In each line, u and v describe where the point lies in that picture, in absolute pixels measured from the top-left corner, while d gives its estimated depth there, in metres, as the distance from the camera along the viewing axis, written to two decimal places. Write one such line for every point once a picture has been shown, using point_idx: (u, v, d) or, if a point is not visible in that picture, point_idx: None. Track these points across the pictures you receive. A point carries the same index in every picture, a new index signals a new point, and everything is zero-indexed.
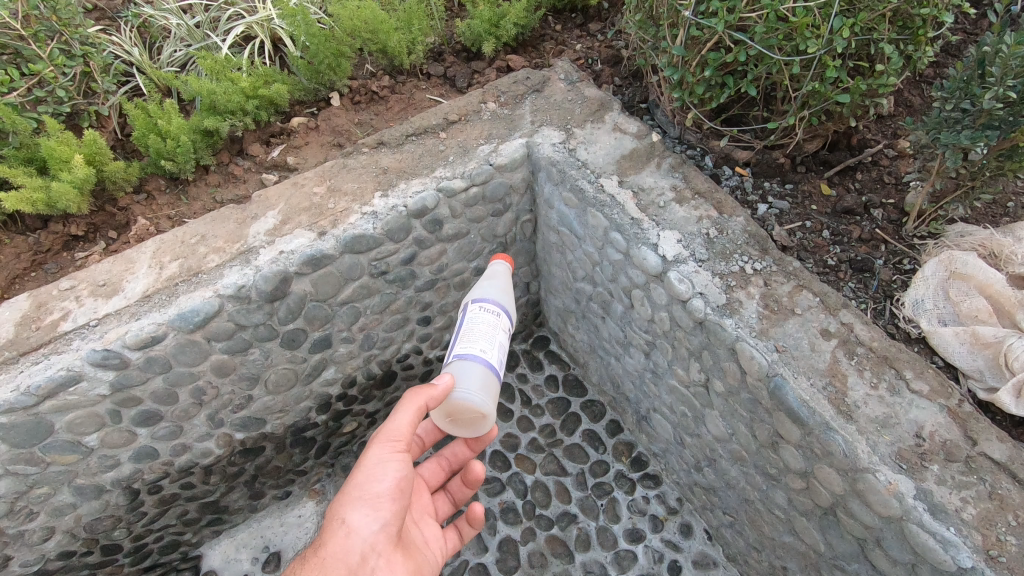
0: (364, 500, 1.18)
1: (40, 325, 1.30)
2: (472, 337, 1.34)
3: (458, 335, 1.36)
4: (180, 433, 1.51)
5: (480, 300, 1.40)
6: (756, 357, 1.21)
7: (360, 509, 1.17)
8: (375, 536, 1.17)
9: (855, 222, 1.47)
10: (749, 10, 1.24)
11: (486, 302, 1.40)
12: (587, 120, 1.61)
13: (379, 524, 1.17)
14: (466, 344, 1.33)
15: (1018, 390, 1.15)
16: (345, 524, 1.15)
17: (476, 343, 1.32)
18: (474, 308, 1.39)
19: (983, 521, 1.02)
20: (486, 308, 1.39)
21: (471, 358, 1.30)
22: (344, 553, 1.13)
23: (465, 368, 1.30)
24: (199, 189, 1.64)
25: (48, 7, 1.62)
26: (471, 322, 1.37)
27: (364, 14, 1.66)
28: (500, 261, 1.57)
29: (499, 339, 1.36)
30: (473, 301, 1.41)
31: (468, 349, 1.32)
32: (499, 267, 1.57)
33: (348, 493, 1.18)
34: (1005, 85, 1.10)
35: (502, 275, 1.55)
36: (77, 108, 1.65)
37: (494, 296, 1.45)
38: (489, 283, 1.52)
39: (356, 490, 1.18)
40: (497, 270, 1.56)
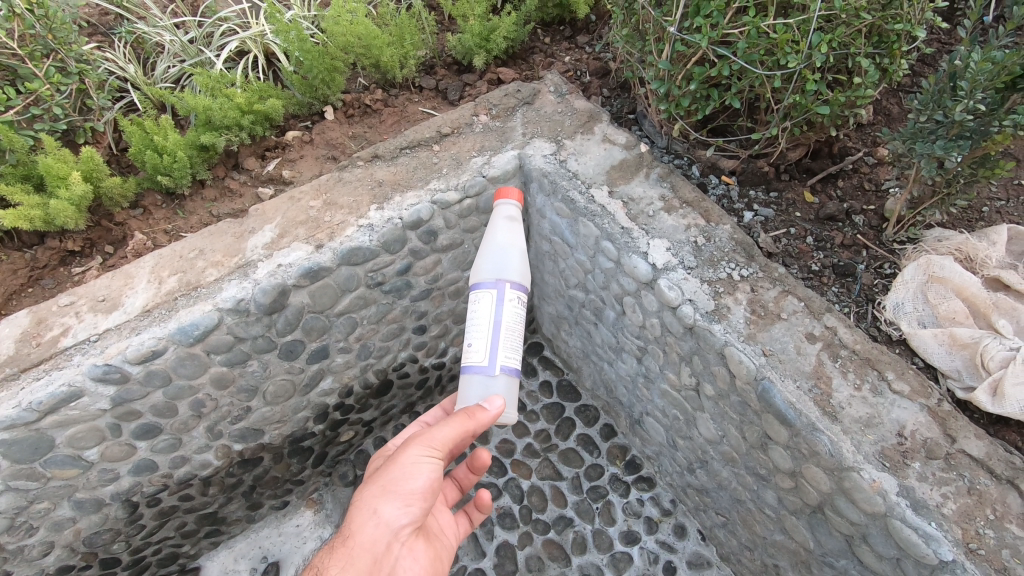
0: (398, 494, 1.20)
1: (40, 342, 1.32)
2: (512, 343, 1.41)
3: (498, 334, 1.39)
4: (179, 445, 1.52)
5: (516, 287, 1.42)
6: (744, 361, 1.25)
7: (392, 502, 1.20)
8: (402, 528, 1.21)
9: (837, 228, 1.52)
10: (731, 27, 1.28)
11: (521, 292, 1.43)
12: (577, 131, 1.65)
13: (409, 518, 1.21)
14: (510, 354, 1.40)
15: (995, 389, 1.19)
16: (377, 515, 1.18)
17: (516, 354, 1.41)
18: (512, 300, 1.41)
19: (963, 516, 1.06)
20: (520, 297, 1.43)
21: (512, 373, 1.41)
22: (375, 543, 1.16)
23: (505, 382, 1.42)
24: (195, 204, 1.66)
25: (44, 25, 1.61)
26: (510, 320, 1.40)
27: (357, 30, 1.69)
28: (512, 203, 1.50)
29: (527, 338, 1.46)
30: (510, 287, 1.41)
31: (512, 362, 1.40)
32: (511, 208, 1.51)
33: (381, 485, 1.21)
34: (975, 98, 1.15)
35: (517, 224, 1.51)
36: (73, 125, 1.68)
37: (520, 272, 1.46)
38: (509, 241, 1.49)
39: (391, 485, 1.20)
40: (513, 215, 1.51)
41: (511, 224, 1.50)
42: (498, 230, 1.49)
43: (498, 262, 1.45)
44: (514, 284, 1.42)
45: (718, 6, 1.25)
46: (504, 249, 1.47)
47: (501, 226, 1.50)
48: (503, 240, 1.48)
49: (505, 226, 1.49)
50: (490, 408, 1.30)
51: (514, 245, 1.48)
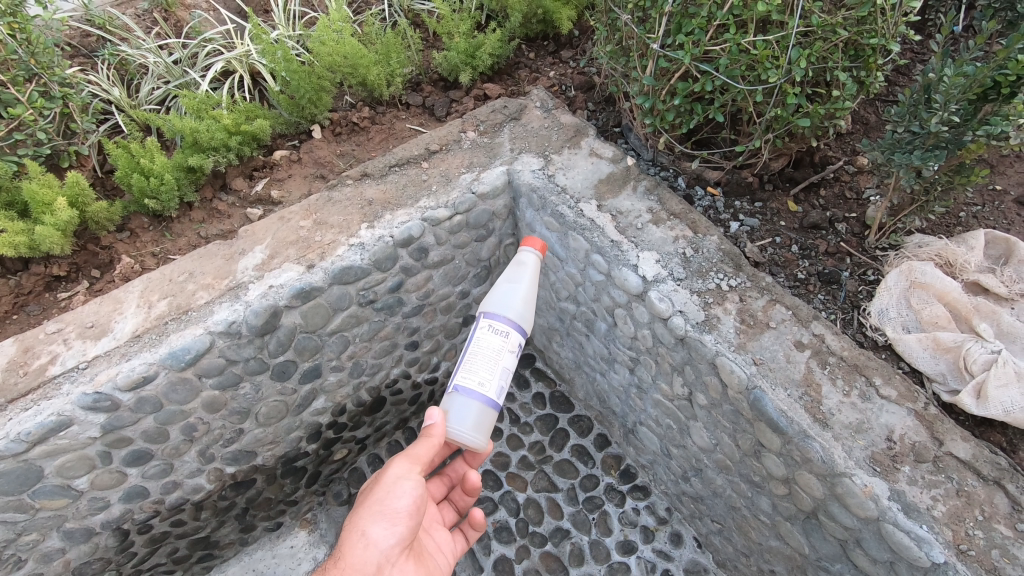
0: (384, 514, 1.19)
1: (27, 370, 1.30)
2: (474, 366, 1.34)
3: (463, 357, 1.36)
4: (171, 470, 1.50)
5: (493, 317, 1.38)
6: (735, 371, 1.26)
7: (379, 522, 1.18)
8: (391, 549, 1.18)
9: (821, 236, 1.56)
10: (713, 43, 1.31)
11: (496, 320, 1.37)
12: (564, 146, 1.67)
13: (397, 538, 1.18)
14: (466, 374, 1.33)
15: (978, 391, 1.23)
16: (365, 536, 1.16)
17: (475, 376, 1.33)
18: (485, 328, 1.37)
19: (952, 518, 1.08)
20: (497, 327, 1.37)
21: (466, 394, 1.33)
22: (363, 565, 1.14)
23: (462, 404, 1.34)
24: (183, 226, 1.66)
25: (26, 50, 1.59)
26: (479, 347, 1.35)
27: (343, 49, 1.70)
28: (530, 251, 1.48)
29: (504, 367, 1.35)
30: (485, 317, 1.39)
31: (467, 383, 1.33)
32: (529, 256, 1.48)
33: (367, 506, 1.20)
34: (949, 110, 1.19)
35: (527, 268, 1.47)
36: (57, 148, 1.67)
37: (516, 307, 1.41)
38: (515, 280, 1.45)
39: (377, 506, 1.19)
40: (526, 259, 1.48)
41: (519, 267, 1.48)
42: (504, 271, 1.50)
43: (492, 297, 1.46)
44: (492, 314, 1.39)
45: (699, 24, 1.28)
46: (506, 284, 1.45)
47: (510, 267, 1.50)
48: (510, 278, 1.47)
49: (515, 266, 1.49)
50: (431, 418, 1.30)
51: (520, 284, 1.45)
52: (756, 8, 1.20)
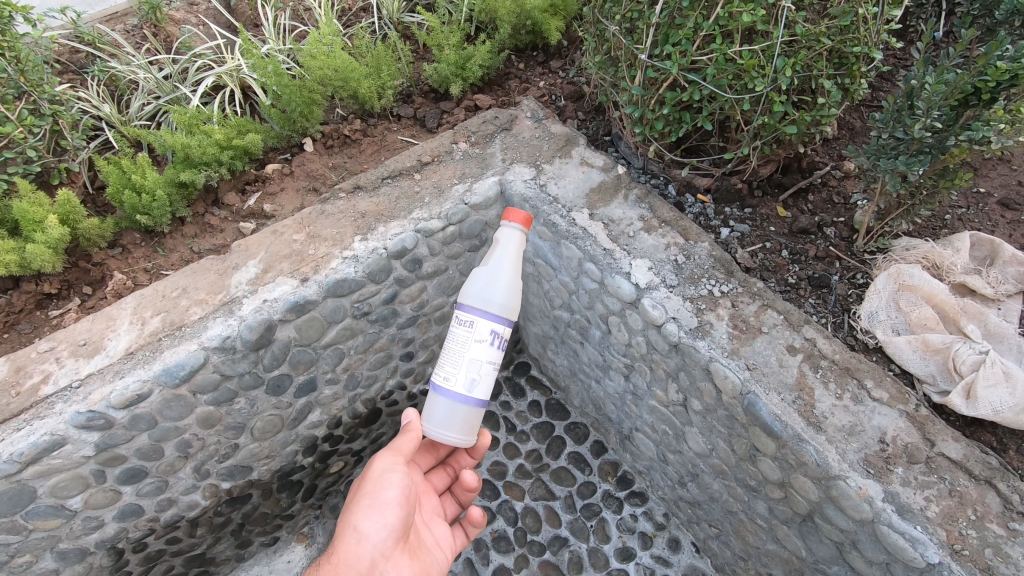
0: (374, 507, 1.21)
1: (20, 391, 1.28)
2: (443, 362, 1.33)
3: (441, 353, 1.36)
4: (166, 487, 1.49)
5: (461, 309, 1.32)
6: (729, 376, 1.28)
7: (370, 517, 1.20)
8: (384, 542, 1.20)
9: (810, 241, 1.58)
10: (700, 53, 1.33)
11: (461, 312, 1.31)
12: (555, 156, 1.68)
13: (388, 531, 1.20)
14: (437, 370, 1.34)
15: (968, 392, 1.24)
16: (356, 531, 1.19)
17: (442, 372, 1.31)
18: (455, 320, 1.33)
19: (946, 518, 1.10)
20: (463, 319, 1.31)
21: (436, 391, 1.33)
22: (355, 560, 1.17)
23: (437, 400, 1.34)
24: (176, 241, 1.65)
25: (15, 68, 1.60)
26: (450, 341, 1.32)
27: (333, 63, 1.71)
28: (508, 224, 1.35)
29: (472, 360, 1.29)
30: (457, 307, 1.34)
31: (435, 381, 1.33)
32: (509, 231, 1.36)
33: (358, 502, 1.22)
34: (931, 116, 1.21)
35: (506, 243, 1.35)
36: (47, 165, 1.67)
37: (491, 293, 1.32)
38: (492, 264, 1.35)
39: (366, 500, 1.21)
40: (505, 237, 1.36)
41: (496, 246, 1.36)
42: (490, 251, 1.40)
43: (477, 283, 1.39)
44: (462, 304, 1.32)
45: (686, 34, 1.31)
46: (481, 270, 1.35)
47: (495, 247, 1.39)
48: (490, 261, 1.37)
49: (494, 245, 1.38)
50: (405, 417, 1.30)
51: (496, 268, 1.35)
52: (742, 18, 1.22)
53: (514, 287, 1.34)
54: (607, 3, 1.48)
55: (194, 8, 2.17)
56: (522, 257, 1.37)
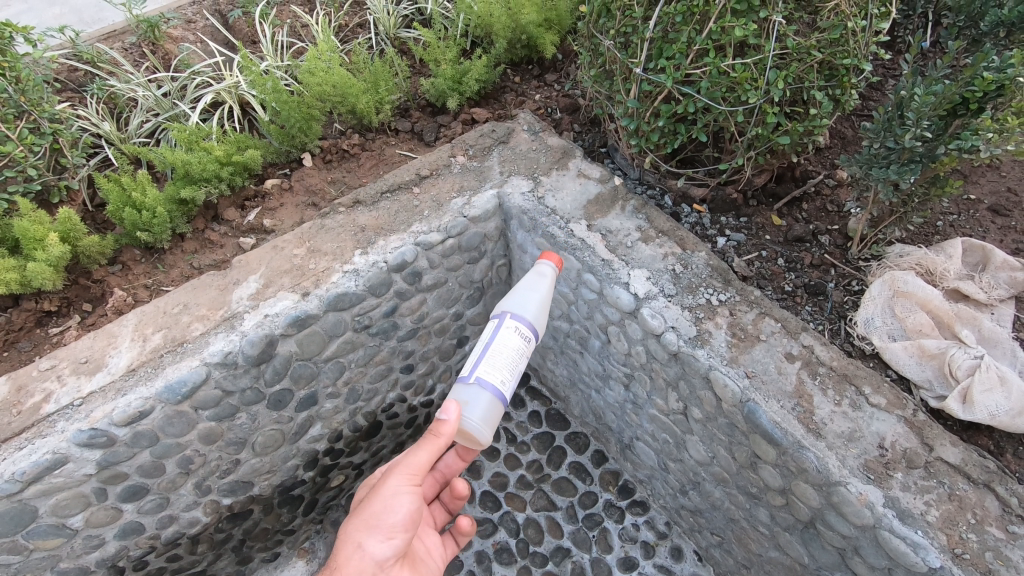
0: (381, 527, 1.19)
1: (21, 410, 1.28)
2: (501, 363, 1.29)
3: (484, 352, 1.30)
4: (167, 504, 1.49)
5: (518, 319, 1.34)
6: (729, 385, 1.29)
7: (376, 536, 1.18)
8: (386, 560, 1.20)
9: (805, 249, 1.60)
10: (694, 67, 1.35)
11: (521, 322, 1.34)
12: (552, 168, 1.70)
13: (392, 551, 1.20)
14: (490, 368, 1.28)
15: (964, 396, 1.26)
16: (361, 549, 1.17)
17: (501, 373, 1.28)
18: (512, 328, 1.33)
19: (946, 522, 1.11)
20: (520, 330, 1.33)
21: (489, 389, 1.27)
22: None
23: (482, 397, 1.28)
24: (176, 257, 1.66)
25: (16, 88, 1.62)
26: (505, 346, 1.31)
27: (331, 79, 1.73)
28: (547, 261, 1.43)
29: (522, 371, 1.32)
30: (512, 316, 1.34)
31: (491, 378, 1.27)
32: (548, 267, 1.43)
33: (364, 519, 1.20)
34: (921, 126, 1.23)
35: (549, 279, 1.42)
36: (47, 184, 1.68)
37: (536, 317, 1.37)
38: (534, 290, 1.41)
39: (374, 520, 1.19)
40: (546, 271, 1.43)
41: (540, 279, 1.42)
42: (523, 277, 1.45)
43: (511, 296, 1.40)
44: (516, 315, 1.35)
45: (680, 49, 1.33)
46: (524, 292, 1.40)
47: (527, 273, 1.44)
48: (529, 282, 1.42)
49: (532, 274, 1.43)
50: (447, 415, 1.21)
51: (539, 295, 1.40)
52: (734, 32, 1.24)
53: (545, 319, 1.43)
54: (602, 18, 1.51)
55: (192, 25, 2.19)
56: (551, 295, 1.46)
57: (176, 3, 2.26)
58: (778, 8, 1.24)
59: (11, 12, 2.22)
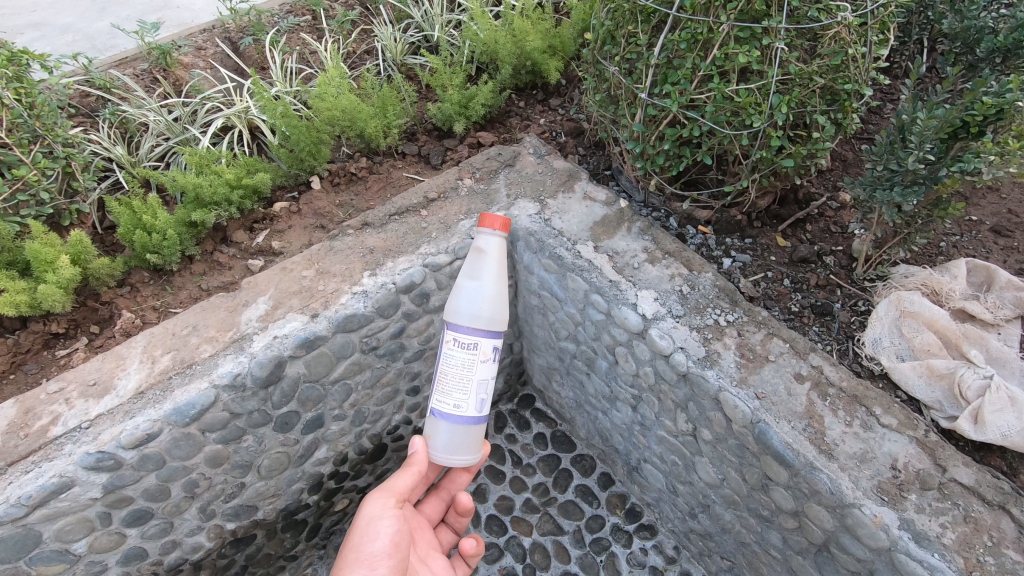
0: (362, 558, 1.21)
1: (28, 432, 1.27)
2: (448, 387, 1.33)
3: (436, 378, 1.34)
4: (170, 529, 1.47)
5: (456, 330, 1.32)
6: (739, 406, 1.29)
7: (359, 569, 1.19)
8: None
9: (811, 270, 1.61)
10: (698, 92, 1.37)
11: (459, 334, 1.31)
12: (559, 191, 1.72)
13: None
14: (441, 397, 1.34)
15: (975, 417, 1.26)
16: None
17: (449, 399, 1.33)
18: (452, 343, 1.32)
19: (962, 545, 1.09)
20: (463, 341, 1.31)
21: (444, 417, 1.34)
22: None
23: (444, 427, 1.36)
24: (184, 279, 1.67)
25: (32, 113, 1.64)
26: (448, 366, 1.33)
27: (342, 104, 1.76)
28: (484, 235, 1.37)
29: (477, 383, 1.32)
30: (449, 329, 1.33)
31: (442, 407, 1.33)
32: (489, 242, 1.37)
33: (346, 555, 1.22)
34: (924, 149, 1.25)
35: (486, 255, 1.36)
36: (59, 207, 1.70)
37: (474, 311, 1.31)
38: (477, 277, 1.36)
39: (354, 552, 1.21)
40: (487, 246, 1.37)
41: (478, 256, 1.37)
42: (467, 264, 1.39)
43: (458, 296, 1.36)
44: (454, 325, 1.32)
45: (685, 75, 1.36)
46: (467, 283, 1.36)
47: (472, 258, 1.39)
48: (473, 273, 1.37)
49: (479, 256, 1.37)
50: (412, 446, 1.34)
51: (481, 281, 1.35)
52: (738, 59, 1.27)
53: (500, 299, 1.35)
54: (607, 44, 1.54)
55: (202, 52, 2.24)
56: (505, 266, 1.39)
57: (187, 32, 2.32)
58: (780, 35, 1.27)
59: (26, 40, 2.28)
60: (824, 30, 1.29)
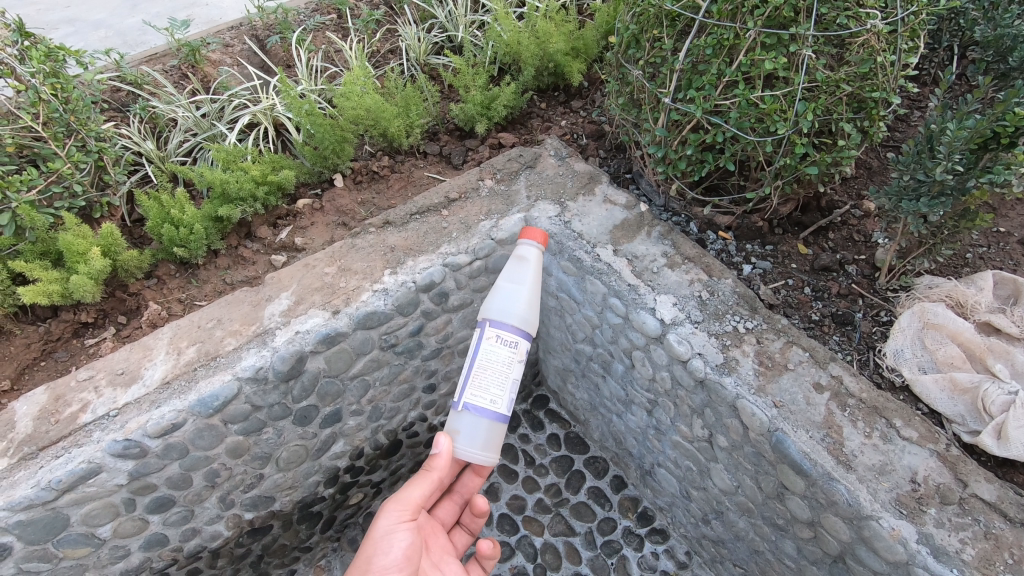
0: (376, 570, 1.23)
1: (59, 418, 1.31)
2: (485, 383, 1.33)
3: (473, 373, 1.33)
4: (191, 517, 1.51)
5: (499, 327, 1.35)
6: (757, 414, 1.28)
7: None
8: None
9: (832, 278, 1.60)
10: (723, 98, 1.37)
11: (503, 331, 1.35)
12: (579, 193, 1.72)
13: None
14: (478, 392, 1.32)
15: (999, 432, 1.24)
16: None
17: (486, 393, 1.32)
18: (493, 339, 1.34)
19: (982, 561, 1.08)
20: (506, 339, 1.35)
21: (478, 412, 1.32)
22: None
23: (475, 424, 1.35)
24: (209, 272, 1.70)
25: (67, 108, 1.68)
26: (487, 360, 1.33)
27: (367, 104, 1.78)
28: (530, 244, 1.44)
29: (512, 381, 1.35)
30: (491, 325, 1.35)
31: (478, 402, 1.32)
32: (529, 249, 1.44)
33: (360, 566, 1.24)
34: (952, 160, 1.23)
35: (528, 264, 1.44)
36: (90, 200, 1.75)
37: (516, 311, 1.37)
38: (516, 281, 1.42)
39: (367, 563, 1.23)
40: (529, 255, 1.44)
41: (521, 263, 1.43)
42: (507, 269, 1.44)
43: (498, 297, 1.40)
44: (496, 322, 1.35)
45: (710, 80, 1.35)
46: (507, 288, 1.41)
47: (513, 264, 1.44)
48: (513, 277, 1.43)
49: (518, 263, 1.44)
50: (437, 448, 1.29)
51: (521, 285, 1.41)
52: (764, 65, 1.27)
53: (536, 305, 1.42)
54: (631, 48, 1.54)
55: (230, 49, 2.28)
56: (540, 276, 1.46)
57: (215, 29, 2.36)
58: (807, 42, 1.26)
59: (60, 35, 2.33)
60: (852, 37, 1.28)
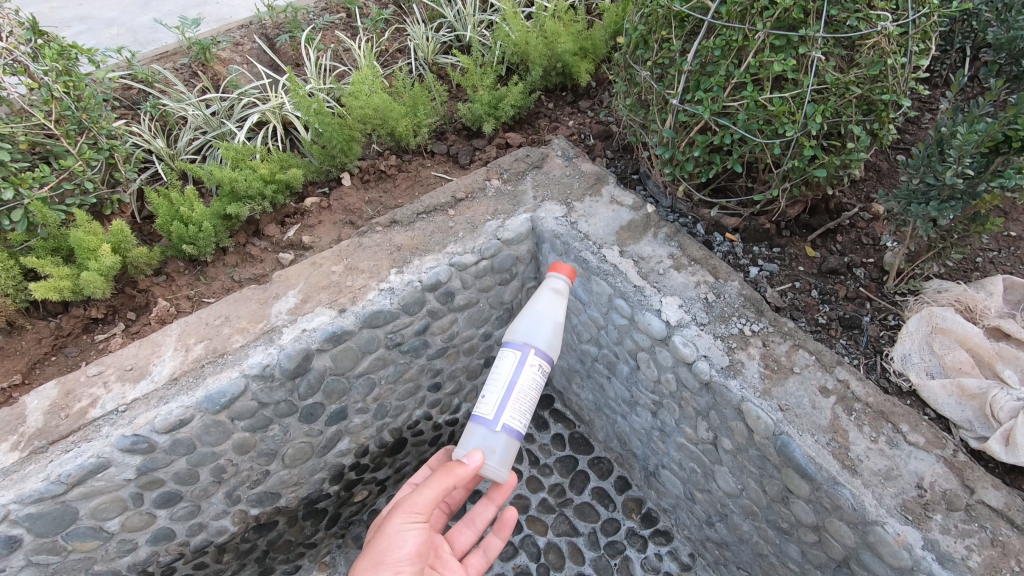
0: (387, 564, 1.22)
1: (69, 413, 1.33)
2: (523, 407, 1.33)
3: (514, 396, 1.31)
4: (198, 512, 1.52)
5: (541, 355, 1.35)
6: (762, 417, 1.28)
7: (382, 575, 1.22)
8: None
9: (840, 281, 1.59)
10: (731, 99, 1.36)
11: (545, 359, 1.36)
12: (585, 194, 1.72)
13: None
14: (516, 414, 1.31)
15: (1007, 438, 1.23)
16: None
17: (523, 418, 1.33)
18: (534, 366, 1.34)
19: (989, 568, 1.07)
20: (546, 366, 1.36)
21: (515, 434, 1.32)
22: None
23: (505, 442, 1.34)
24: (217, 270, 1.72)
25: (78, 106, 1.69)
26: (529, 386, 1.33)
27: (376, 103, 1.79)
28: (560, 277, 1.43)
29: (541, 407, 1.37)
30: (535, 353, 1.34)
31: (516, 424, 1.31)
32: (560, 283, 1.43)
33: (371, 560, 1.23)
34: (963, 163, 1.22)
35: (561, 299, 1.42)
36: (101, 197, 1.77)
37: (553, 340, 1.38)
38: (549, 311, 1.40)
39: (379, 557, 1.22)
40: (559, 289, 1.43)
41: (554, 296, 1.42)
42: (541, 298, 1.41)
43: (529, 324, 1.38)
44: (539, 350, 1.35)
45: (718, 82, 1.34)
46: (539, 315, 1.39)
47: (546, 296, 1.42)
48: (546, 308, 1.40)
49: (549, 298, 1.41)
50: (471, 461, 1.27)
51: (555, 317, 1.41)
52: (772, 67, 1.26)
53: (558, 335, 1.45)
54: (639, 49, 1.54)
55: (239, 47, 2.29)
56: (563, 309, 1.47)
57: (225, 27, 2.37)
58: (817, 44, 1.25)
59: (72, 33, 2.36)
60: (862, 38, 1.27)
